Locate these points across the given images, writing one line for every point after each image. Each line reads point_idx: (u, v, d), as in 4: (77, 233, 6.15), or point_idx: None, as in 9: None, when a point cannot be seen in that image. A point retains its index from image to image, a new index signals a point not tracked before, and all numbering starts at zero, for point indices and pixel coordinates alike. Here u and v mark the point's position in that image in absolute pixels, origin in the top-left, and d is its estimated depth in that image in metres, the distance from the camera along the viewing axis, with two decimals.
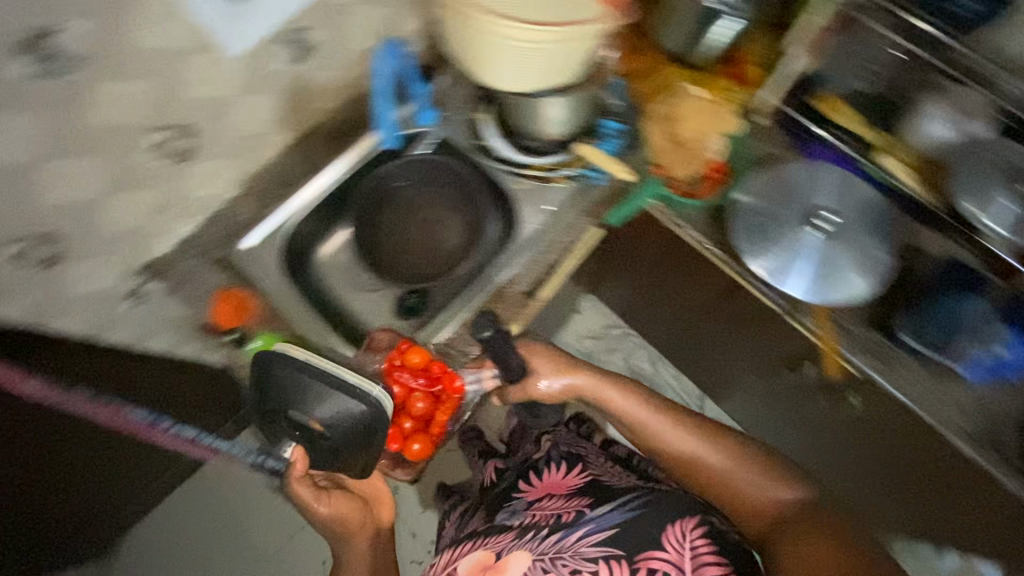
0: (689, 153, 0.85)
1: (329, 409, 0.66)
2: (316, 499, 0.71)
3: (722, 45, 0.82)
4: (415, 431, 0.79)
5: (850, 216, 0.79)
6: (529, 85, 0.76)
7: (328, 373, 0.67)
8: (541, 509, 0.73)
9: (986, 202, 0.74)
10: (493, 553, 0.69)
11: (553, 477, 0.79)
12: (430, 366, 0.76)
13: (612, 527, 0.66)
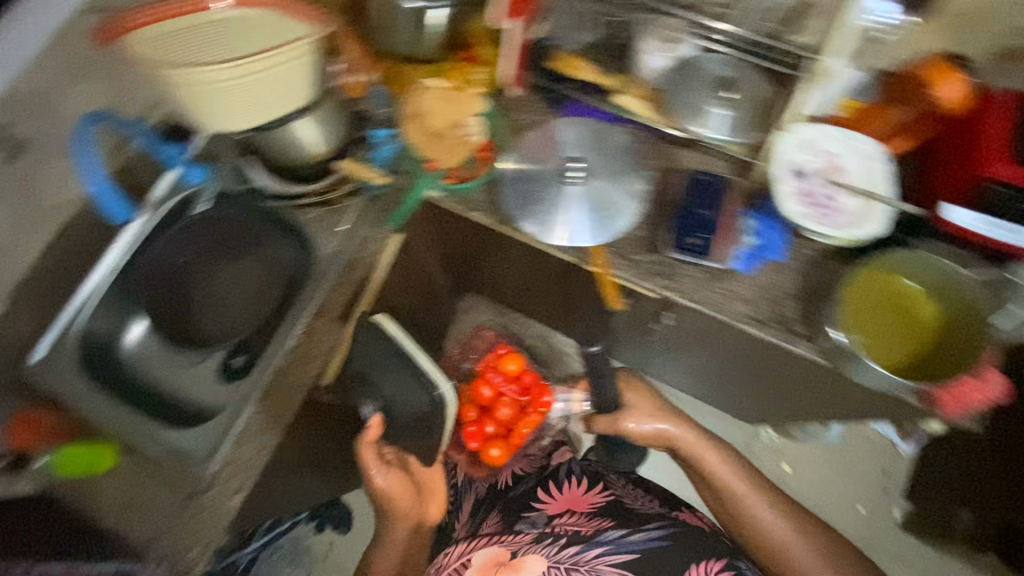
0: (452, 140, 0.86)
1: (416, 392, 0.88)
2: (376, 468, 0.90)
3: (442, 29, 0.84)
4: (487, 432, 1.19)
5: (595, 159, 0.84)
6: (264, 115, 0.76)
7: (418, 362, 0.88)
8: (559, 522, 1.00)
9: (704, 118, 0.82)
10: (509, 551, 0.93)
11: (573, 492, 1.08)
12: (524, 376, 1.24)
13: (633, 552, 0.91)
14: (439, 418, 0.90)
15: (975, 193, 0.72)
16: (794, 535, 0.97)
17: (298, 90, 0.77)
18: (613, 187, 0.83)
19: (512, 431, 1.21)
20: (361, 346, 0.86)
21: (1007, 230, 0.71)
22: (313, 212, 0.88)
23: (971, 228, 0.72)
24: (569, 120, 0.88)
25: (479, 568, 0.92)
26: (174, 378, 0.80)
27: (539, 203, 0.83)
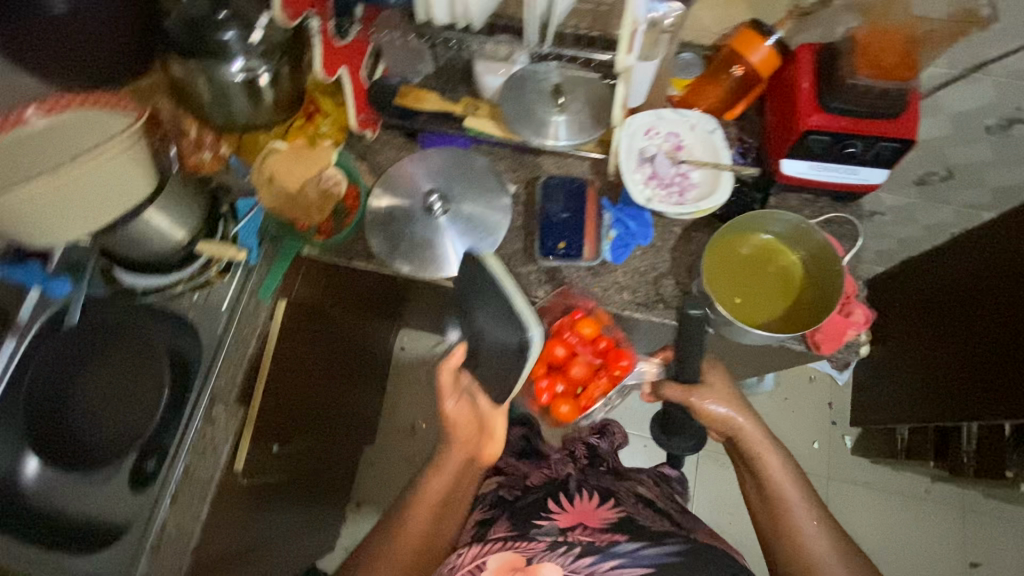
0: (313, 198, 0.85)
1: (510, 331, 0.74)
2: (448, 394, 0.87)
3: (270, 94, 0.81)
4: (554, 395, 0.86)
5: (455, 186, 0.86)
6: (106, 215, 0.72)
7: (514, 302, 0.73)
8: (574, 533, 0.83)
9: (548, 128, 0.81)
10: (522, 557, 0.80)
11: (585, 505, 0.90)
12: (598, 341, 0.84)
13: (647, 566, 0.77)
14: (516, 361, 0.74)
15: (801, 146, 0.76)
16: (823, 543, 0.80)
17: (140, 180, 0.74)
18: (477, 208, 0.85)
19: (584, 394, 0.86)
20: (466, 275, 0.79)
21: (843, 170, 0.78)
22: (192, 296, 0.88)
23: (807, 176, 0.79)
24: (432, 150, 0.88)
25: (495, 570, 0.79)
26: (79, 498, 0.83)
27: (413, 238, 0.83)
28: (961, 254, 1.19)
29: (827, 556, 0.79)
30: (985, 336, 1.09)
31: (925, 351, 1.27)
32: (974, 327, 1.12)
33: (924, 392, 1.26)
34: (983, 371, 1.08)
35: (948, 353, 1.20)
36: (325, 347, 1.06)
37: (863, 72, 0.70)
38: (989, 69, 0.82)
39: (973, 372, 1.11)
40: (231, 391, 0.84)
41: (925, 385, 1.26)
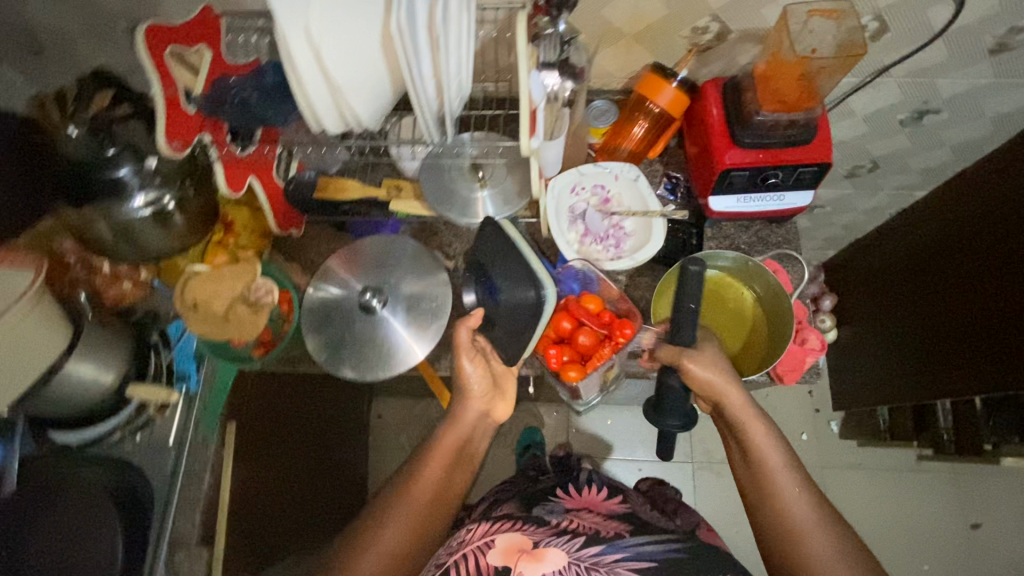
0: (243, 313, 0.80)
1: (520, 294, 0.75)
2: (467, 352, 0.76)
3: (178, 216, 0.77)
4: (562, 364, 0.79)
5: (392, 276, 0.83)
6: (25, 378, 0.67)
7: (526, 256, 0.75)
8: (580, 520, 0.83)
9: (472, 205, 0.80)
10: (532, 540, 0.77)
11: (590, 496, 0.93)
12: (602, 314, 0.80)
13: (649, 560, 0.73)
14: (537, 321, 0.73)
15: (724, 182, 0.76)
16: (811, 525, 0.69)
17: (55, 332, 0.70)
18: (416, 295, 0.82)
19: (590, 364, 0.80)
20: (481, 243, 0.79)
21: (771, 197, 0.79)
22: (135, 438, 0.82)
23: (735, 209, 0.79)
24: (361, 242, 0.87)
25: (504, 553, 0.75)
26: None
27: (355, 339, 0.80)
28: (927, 220, 1.15)
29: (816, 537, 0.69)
30: (960, 300, 1.05)
31: (896, 326, 1.25)
32: (948, 292, 1.08)
33: (901, 367, 1.25)
34: (960, 340, 1.04)
35: (923, 323, 1.16)
36: (293, 448, 1.02)
37: (766, 107, 0.71)
38: (890, 73, 0.83)
39: (951, 340, 1.07)
40: (192, 531, 0.80)
41: (902, 360, 1.24)
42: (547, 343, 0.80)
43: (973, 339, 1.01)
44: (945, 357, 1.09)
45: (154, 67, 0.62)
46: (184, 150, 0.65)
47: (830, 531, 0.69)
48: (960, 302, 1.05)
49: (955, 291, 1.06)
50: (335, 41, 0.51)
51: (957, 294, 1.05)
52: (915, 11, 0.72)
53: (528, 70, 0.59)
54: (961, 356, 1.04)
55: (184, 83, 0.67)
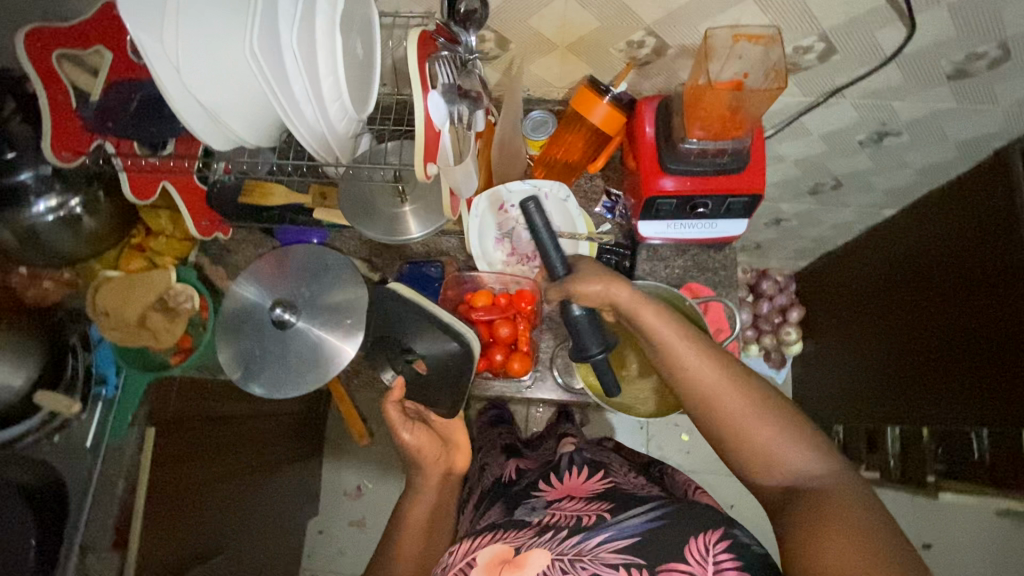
0: (159, 319, 0.79)
1: (440, 345, 0.75)
2: (402, 424, 0.77)
3: (90, 222, 0.75)
4: (504, 361, 0.79)
5: (291, 292, 0.82)
6: None
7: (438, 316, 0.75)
8: (561, 510, 0.67)
9: (395, 224, 0.79)
10: (512, 548, 0.61)
11: (575, 480, 0.74)
12: (497, 301, 0.79)
13: (635, 535, 0.58)
14: (471, 367, 0.75)
15: (651, 209, 0.74)
16: (733, 401, 0.56)
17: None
18: (333, 307, 0.80)
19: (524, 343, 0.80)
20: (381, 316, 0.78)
21: (702, 224, 0.76)
22: (52, 439, 0.81)
23: (667, 234, 0.77)
24: (290, 248, 0.84)
25: (483, 568, 0.60)
26: None
27: (270, 357, 0.80)
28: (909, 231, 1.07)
29: (739, 408, 0.56)
30: (934, 311, 0.97)
31: (862, 338, 1.20)
32: (923, 297, 1.00)
33: (860, 381, 1.21)
34: (928, 358, 0.98)
35: (891, 327, 1.10)
36: (218, 449, 0.97)
37: (693, 134, 0.67)
38: (843, 95, 0.78)
39: (918, 357, 1.01)
40: (103, 537, 0.79)
41: (864, 368, 1.20)
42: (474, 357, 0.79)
43: (942, 359, 0.95)
44: (910, 370, 1.04)
45: (36, 72, 0.62)
46: (77, 159, 0.64)
47: (750, 392, 0.57)
48: (933, 309, 0.97)
49: (931, 301, 0.98)
50: (196, 64, 0.48)
51: (933, 303, 0.97)
52: (862, 33, 0.67)
53: (425, 92, 0.55)
54: (925, 377, 0.99)
55: (81, 84, 0.64)
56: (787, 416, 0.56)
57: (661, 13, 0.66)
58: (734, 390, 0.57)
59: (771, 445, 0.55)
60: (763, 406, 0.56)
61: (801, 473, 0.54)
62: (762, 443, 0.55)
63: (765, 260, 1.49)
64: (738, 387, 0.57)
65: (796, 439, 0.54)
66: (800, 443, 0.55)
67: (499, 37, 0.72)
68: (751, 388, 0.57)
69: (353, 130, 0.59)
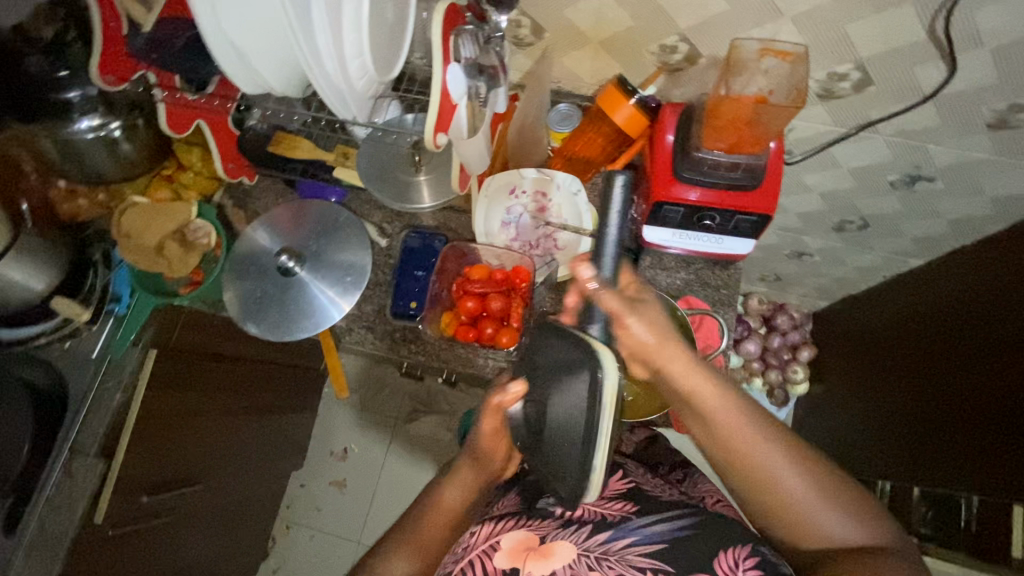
0: (175, 248, 0.84)
1: (576, 410, 0.52)
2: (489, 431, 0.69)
3: (127, 148, 0.80)
4: (494, 335, 0.80)
5: (301, 240, 0.86)
6: None
7: (600, 425, 0.50)
8: (585, 504, 0.65)
9: (408, 192, 0.82)
10: (536, 537, 0.62)
11: (594, 474, 0.70)
12: (492, 276, 0.82)
13: (662, 541, 0.59)
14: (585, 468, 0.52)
15: (657, 215, 0.73)
16: (778, 467, 0.54)
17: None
18: (338, 263, 0.84)
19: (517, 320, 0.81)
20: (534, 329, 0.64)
21: (707, 238, 0.75)
22: (62, 344, 0.87)
23: (672, 242, 0.76)
24: (307, 201, 0.88)
25: (507, 556, 0.61)
26: None
27: (272, 300, 0.83)
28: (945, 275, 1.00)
29: (788, 478, 0.54)
30: (951, 384, 0.92)
31: (876, 386, 1.15)
32: (941, 363, 0.95)
33: (863, 429, 1.16)
34: (937, 430, 0.94)
35: (905, 387, 1.04)
36: (210, 383, 1.00)
37: (708, 144, 0.67)
38: (877, 130, 0.76)
39: (929, 424, 0.96)
40: (92, 442, 0.85)
41: (870, 418, 1.15)
42: (466, 328, 0.80)
43: (953, 435, 0.90)
44: (918, 434, 0.99)
45: (95, 1, 0.66)
46: (120, 85, 0.68)
47: (797, 460, 0.55)
48: (949, 381, 0.93)
49: (950, 371, 0.93)
50: (230, 4, 0.51)
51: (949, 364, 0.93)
52: (900, 68, 0.65)
53: (446, 63, 0.57)
54: (933, 449, 0.95)
55: (133, 15, 0.67)
56: (830, 483, 0.54)
57: (696, 19, 0.66)
58: (783, 456, 0.54)
59: (811, 511, 0.53)
60: (810, 478, 0.54)
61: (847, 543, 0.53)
62: (805, 518, 0.54)
63: (784, 294, 1.46)
64: (784, 453, 0.55)
65: (835, 505, 0.53)
66: (843, 510, 0.53)
67: (535, 25, 0.74)
68: (796, 456, 0.55)
69: (371, 91, 0.61)
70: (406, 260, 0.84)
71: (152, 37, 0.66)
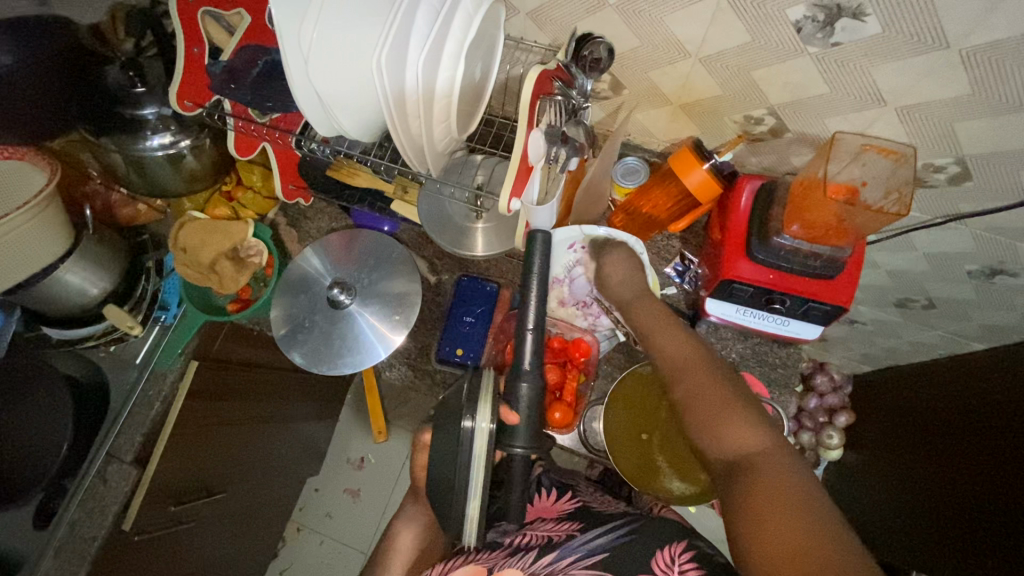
0: (227, 266, 0.83)
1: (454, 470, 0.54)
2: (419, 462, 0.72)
3: (194, 164, 0.80)
4: (548, 406, 0.80)
5: (353, 273, 0.85)
6: (29, 268, 0.72)
7: (471, 472, 0.52)
8: (533, 530, 0.66)
9: (466, 239, 0.80)
10: (485, 569, 0.62)
11: (543, 502, 0.74)
12: (551, 342, 0.81)
13: (602, 551, 0.59)
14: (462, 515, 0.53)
15: (725, 291, 0.72)
16: (704, 395, 0.56)
17: (57, 238, 0.74)
18: (388, 296, 0.84)
19: (567, 390, 0.81)
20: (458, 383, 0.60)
21: (773, 320, 0.73)
22: (109, 347, 0.90)
23: (733, 318, 0.75)
24: (360, 230, 0.88)
25: None
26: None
27: (316, 330, 0.83)
28: (1000, 368, 0.94)
29: (708, 401, 0.55)
30: (989, 485, 0.87)
31: (911, 474, 1.09)
32: (977, 460, 0.91)
33: (894, 515, 1.11)
34: (964, 526, 0.90)
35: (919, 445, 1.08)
36: (248, 398, 0.99)
37: (788, 229, 0.67)
38: (965, 222, 0.71)
39: (957, 519, 0.92)
40: (127, 450, 0.84)
41: (901, 504, 1.10)
42: None
43: (981, 535, 0.85)
44: (947, 529, 0.95)
45: (180, 25, 0.66)
46: (196, 110, 0.68)
47: (721, 382, 0.56)
48: (988, 480, 0.88)
49: (961, 428, 0.97)
50: (326, 55, 0.50)
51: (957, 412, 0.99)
52: (1005, 169, 0.61)
53: (529, 129, 0.56)
54: (959, 546, 0.90)
55: (218, 42, 0.68)
56: (752, 406, 0.54)
57: (789, 97, 0.63)
58: (712, 383, 0.56)
59: (721, 421, 0.53)
60: (733, 400, 0.54)
61: (742, 451, 0.51)
62: (716, 429, 0.54)
63: (826, 353, 1.40)
64: (712, 386, 0.56)
65: (742, 416, 0.53)
66: (751, 421, 0.53)
67: (615, 81, 0.71)
68: (722, 383, 0.56)
69: (449, 147, 0.61)
70: (455, 306, 0.83)
71: (230, 66, 0.66)
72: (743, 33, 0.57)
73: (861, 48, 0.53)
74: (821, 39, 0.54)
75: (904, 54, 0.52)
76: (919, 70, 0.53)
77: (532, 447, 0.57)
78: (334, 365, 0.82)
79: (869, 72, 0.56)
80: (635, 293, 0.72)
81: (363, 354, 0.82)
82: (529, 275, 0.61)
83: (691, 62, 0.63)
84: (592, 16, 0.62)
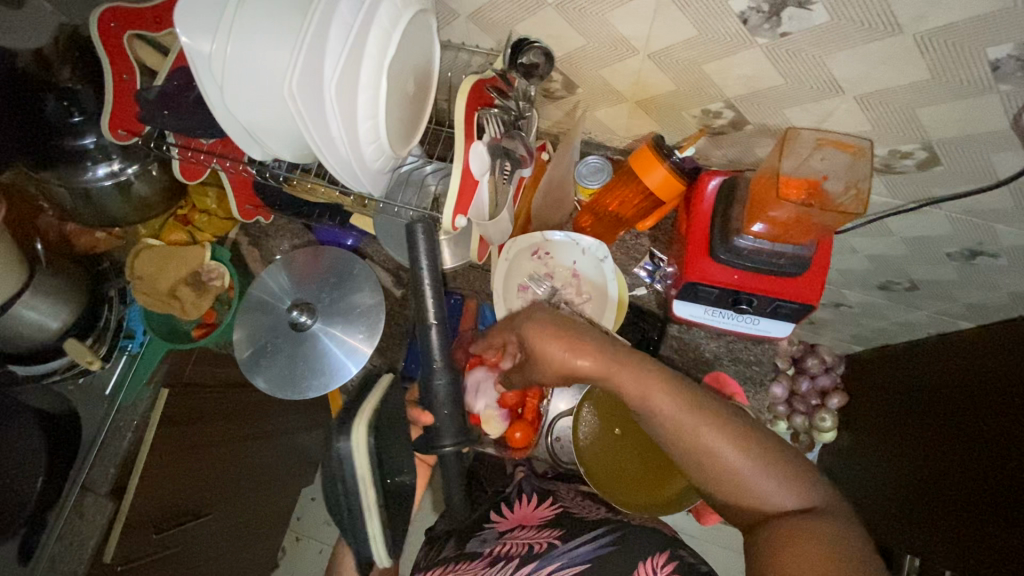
0: (188, 293, 0.83)
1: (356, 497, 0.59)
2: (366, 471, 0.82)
3: (145, 191, 0.78)
4: (508, 424, 0.80)
5: (316, 292, 0.84)
6: None
7: (359, 484, 0.58)
8: (514, 539, 0.66)
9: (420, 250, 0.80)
10: None
11: (524, 509, 0.73)
12: None
13: (584, 562, 0.58)
14: (359, 517, 0.59)
15: (690, 293, 0.70)
16: (735, 460, 0.52)
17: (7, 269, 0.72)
18: (352, 311, 0.83)
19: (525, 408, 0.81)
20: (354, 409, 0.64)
21: (742, 319, 0.72)
22: (78, 379, 0.89)
23: (696, 318, 0.73)
24: (324, 246, 0.87)
25: None
26: None
27: (282, 354, 0.82)
28: (998, 352, 0.89)
29: (733, 457, 0.52)
30: (974, 470, 0.86)
31: (904, 458, 1.06)
32: (966, 447, 0.89)
33: (884, 495, 1.10)
34: (955, 508, 0.89)
35: (914, 426, 1.05)
36: (226, 420, 0.98)
37: (750, 229, 0.64)
38: (939, 207, 0.69)
39: (945, 500, 0.92)
40: (103, 482, 0.85)
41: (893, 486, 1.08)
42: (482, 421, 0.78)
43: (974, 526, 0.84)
44: (932, 509, 0.95)
45: (105, 52, 0.63)
46: (131, 139, 0.66)
47: (746, 445, 0.52)
48: (980, 470, 0.85)
49: (953, 414, 0.94)
50: (239, 85, 0.47)
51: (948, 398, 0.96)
52: (974, 152, 0.58)
53: (467, 142, 0.54)
54: (948, 525, 0.90)
55: (149, 64, 0.65)
56: (783, 458, 0.53)
57: (745, 89, 0.60)
58: (721, 427, 0.53)
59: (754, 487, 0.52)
60: (765, 459, 0.52)
61: (782, 508, 0.52)
62: (753, 486, 0.52)
63: (817, 335, 1.37)
64: (719, 426, 0.53)
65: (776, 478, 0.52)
66: (790, 480, 0.52)
67: (567, 80, 0.68)
68: (751, 444, 0.52)
69: (389, 165, 0.59)
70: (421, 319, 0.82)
71: (163, 90, 0.63)
72: (689, 27, 0.54)
73: (811, 37, 0.50)
74: (768, 30, 0.51)
75: (856, 41, 0.49)
76: (873, 58, 0.50)
77: (460, 440, 0.60)
78: (298, 385, 0.81)
79: (823, 61, 0.53)
80: (596, 345, 0.57)
81: (331, 373, 0.81)
82: (418, 268, 0.60)
83: (640, 58, 0.60)
84: (532, 18, 0.59)
